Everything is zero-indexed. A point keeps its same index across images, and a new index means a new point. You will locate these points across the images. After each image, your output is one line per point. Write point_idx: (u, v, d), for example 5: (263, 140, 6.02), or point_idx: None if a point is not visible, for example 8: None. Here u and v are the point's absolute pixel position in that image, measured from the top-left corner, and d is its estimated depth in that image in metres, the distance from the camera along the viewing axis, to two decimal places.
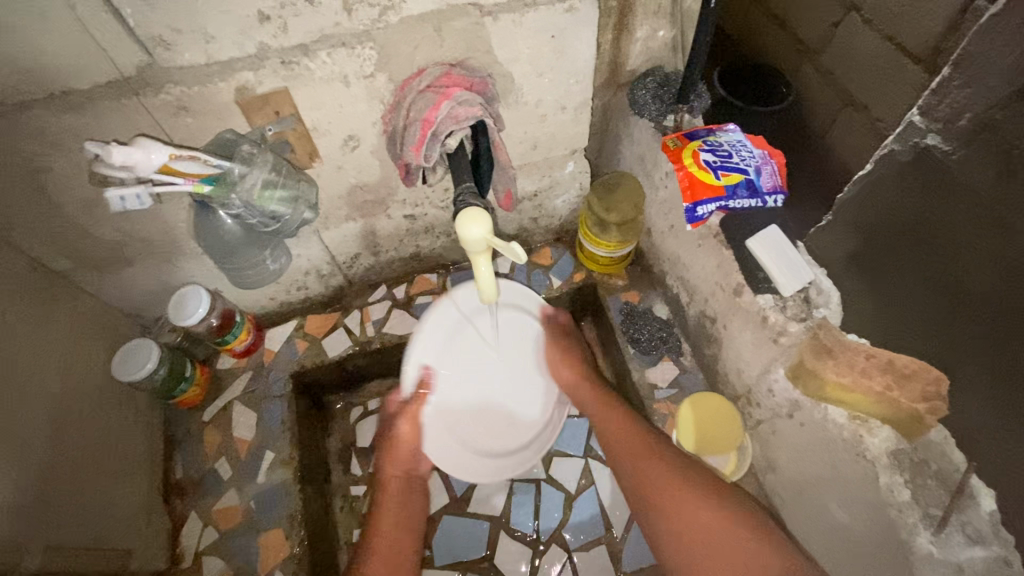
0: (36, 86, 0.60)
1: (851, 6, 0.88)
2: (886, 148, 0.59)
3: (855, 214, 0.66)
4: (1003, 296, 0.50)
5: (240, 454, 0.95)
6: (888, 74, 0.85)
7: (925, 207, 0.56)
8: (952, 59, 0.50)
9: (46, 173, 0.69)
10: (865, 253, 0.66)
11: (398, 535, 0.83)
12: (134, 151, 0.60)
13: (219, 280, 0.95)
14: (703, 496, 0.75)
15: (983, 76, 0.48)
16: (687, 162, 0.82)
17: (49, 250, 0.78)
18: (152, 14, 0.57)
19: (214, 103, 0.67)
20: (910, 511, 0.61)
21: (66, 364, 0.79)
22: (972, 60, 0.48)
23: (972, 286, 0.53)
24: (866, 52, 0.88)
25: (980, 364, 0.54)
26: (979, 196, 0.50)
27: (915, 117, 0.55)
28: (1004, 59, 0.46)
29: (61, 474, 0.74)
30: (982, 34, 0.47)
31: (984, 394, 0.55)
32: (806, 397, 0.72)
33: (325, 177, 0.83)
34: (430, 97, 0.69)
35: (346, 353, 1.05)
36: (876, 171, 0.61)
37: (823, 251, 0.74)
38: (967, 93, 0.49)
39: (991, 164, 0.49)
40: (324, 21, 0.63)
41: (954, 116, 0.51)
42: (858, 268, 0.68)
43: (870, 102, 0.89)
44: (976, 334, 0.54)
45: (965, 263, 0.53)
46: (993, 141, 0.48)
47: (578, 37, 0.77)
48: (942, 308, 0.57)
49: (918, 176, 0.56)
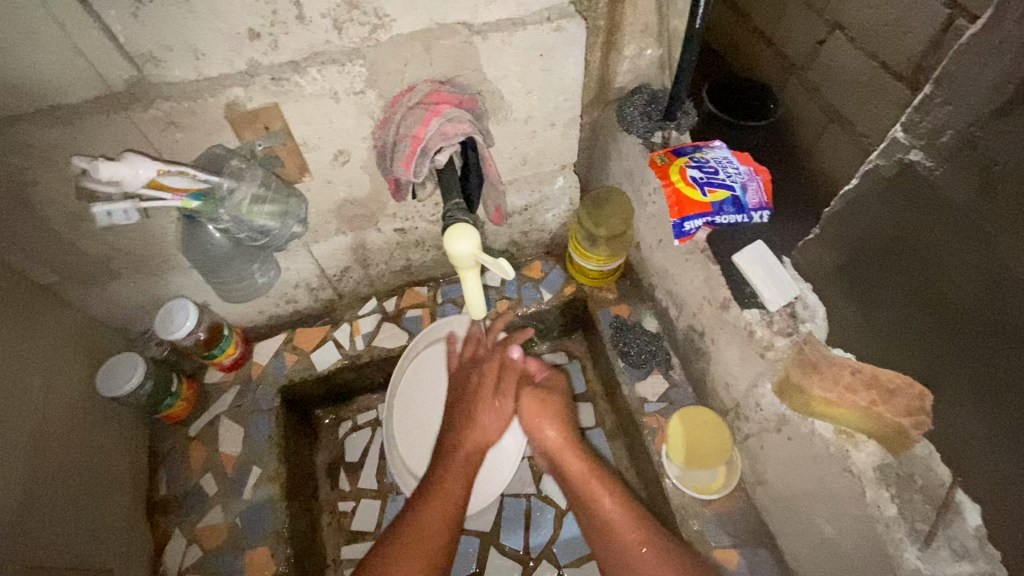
0: (24, 102, 0.60)
1: (835, 26, 0.98)
2: (871, 163, 0.61)
3: (840, 229, 0.67)
4: (986, 309, 0.51)
5: (226, 470, 0.93)
6: (871, 90, 0.96)
7: (909, 223, 0.57)
8: (934, 76, 0.51)
9: (33, 187, 0.68)
10: (849, 267, 0.67)
11: (454, 489, 0.79)
12: (120, 167, 0.59)
13: (207, 294, 0.95)
14: (627, 512, 0.80)
15: (962, 94, 0.49)
16: (675, 178, 0.83)
17: (34, 263, 0.77)
18: (142, 30, 0.58)
19: (203, 119, 0.67)
20: (896, 526, 0.61)
21: (50, 380, 0.78)
22: (951, 79, 0.50)
23: (956, 298, 0.54)
24: (851, 69, 0.98)
25: (961, 376, 0.55)
26: (963, 212, 0.51)
27: (898, 133, 0.57)
28: (981, 80, 0.47)
29: (43, 492, 0.73)
30: (961, 54, 0.49)
31: (965, 408, 0.55)
32: (793, 412, 0.72)
33: (315, 192, 0.83)
34: (420, 113, 0.70)
35: (335, 366, 1.04)
36: (861, 186, 0.63)
37: (809, 265, 0.74)
38: (947, 110, 0.51)
39: (974, 176, 0.49)
40: (314, 38, 0.64)
41: (936, 133, 0.53)
42: (842, 284, 0.69)
43: (854, 118, 1.00)
44: (959, 344, 0.54)
45: (948, 275, 0.54)
46: (973, 158, 0.49)
47: (566, 55, 0.78)
48: (926, 324, 0.58)
49: (901, 191, 0.58)
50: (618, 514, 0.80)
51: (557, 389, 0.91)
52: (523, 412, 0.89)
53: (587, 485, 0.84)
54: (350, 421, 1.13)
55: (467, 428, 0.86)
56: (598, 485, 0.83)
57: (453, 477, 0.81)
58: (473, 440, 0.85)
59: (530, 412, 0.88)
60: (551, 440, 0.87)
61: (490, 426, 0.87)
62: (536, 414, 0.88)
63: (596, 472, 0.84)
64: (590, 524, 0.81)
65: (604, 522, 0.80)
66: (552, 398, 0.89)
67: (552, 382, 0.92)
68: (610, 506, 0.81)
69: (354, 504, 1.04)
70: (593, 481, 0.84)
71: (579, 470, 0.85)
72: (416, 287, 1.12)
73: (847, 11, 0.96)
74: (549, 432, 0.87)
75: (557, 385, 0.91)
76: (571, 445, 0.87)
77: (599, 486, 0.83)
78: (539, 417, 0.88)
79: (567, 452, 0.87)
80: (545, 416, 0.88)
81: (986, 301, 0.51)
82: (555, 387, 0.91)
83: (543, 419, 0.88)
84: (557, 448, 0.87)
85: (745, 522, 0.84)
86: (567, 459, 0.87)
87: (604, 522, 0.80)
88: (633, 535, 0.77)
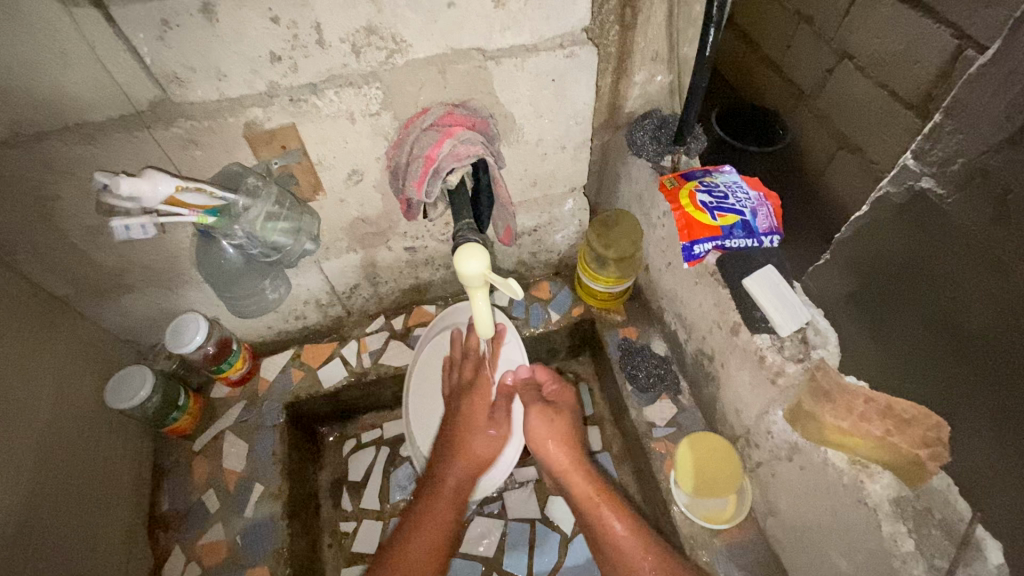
0: (51, 120, 0.62)
1: (844, 55, 1.06)
2: (881, 190, 0.61)
3: (851, 254, 0.67)
4: (1000, 339, 0.50)
5: (229, 487, 0.93)
6: (879, 116, 1.02)
7: (922, 250, 0.57)
8: (945, 105, 0.51)
9: (53, 202, 0.70)
10: (863, 294, 0.66)
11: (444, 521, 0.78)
12: (141, 183, 0.60)
13: (218, 307, 0.96)
14: (639, 539, 0.79)
15: (973, 123, 0.49)
16: (684, 203, 0.83)
17: (51, 275, 0.79)
18: (167, 53, 0.59)
19: (223, 137, 0.69)
20: (914, 563, 0.58)
21: (59, 390, 0.79)
22: (962, 108, 0.50)
23: (971, 328, 0.53)
24: (858, 95, 1.05)
25: (975, 404, 0.54)
26: (976, 239, 0.51)
27: (909, 160, 0.57)
28: (994, 108, 0.47)
29: (45, 504, 0.72)
30: (972, 82, 0.49)
31: (987, 441, 0.53)
32: (806, 440, 0.69)
33: (327, 210, 0.84)
34: (433, 135, 0.71)
35: (341, 383, 1.04)
36: (874, 212, 0.63)
37: (821, 291, 0.73)
38: (959, 138, 0.51)
39: (986, 206, 0.49)
40: (333, 62, 0.66)
41: (948, 160, 0.52)
42: (856, 309, 0.68)
43: (862, 143, 1.06)
44: (973, 372, 0.54)
45: (962, 305, 0.53)
46: (986, 185, 0.49)
47: (578, 80, 0.79)
48: (944, 355, 0.56)
49: (914, 218, 0.57)
50: (630, 543, 0.78)
51: (566, 405, 0.87)
52: (531, 428, 0.84)
53: (595, 510, 0.82)
54: (355, 439, 1.13)
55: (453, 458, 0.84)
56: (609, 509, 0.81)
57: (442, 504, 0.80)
58: (462, 466, 0.83)
59: (536, 430, 0.83)
60: (557, 460, 0.83)
61: (480, 450, 0.85)
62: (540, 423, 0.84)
63: (603, 491, 0.83)
64: (605, 548, 0.80)
65: (614, 545, 0.79)
66: (559, 417, 0.85)
67: (563, 397, 0.88)
68: (620, 531, 0.80)
69: (356, 524, 1.03)
70: (600, 504, 0.82)
71: (585, 490, 0.83)
72: (423, 305, 1.13)
73: (854, 43, 1.04)
74: (554, 450, 0.83)
75: (567, 402, 0.88)
76: (576, 467, 0.84)
77: (608, 509, 0.82)
78: (544, 437, 0.83)
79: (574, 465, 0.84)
80: (553, 436, 0.83)
81: (1004, 333, 0.50)
82: (564, 403, 0.87)
83: (546, 433, 0.83)
84: (564, 469, 0.84)
85: (755, 554, 0.82)
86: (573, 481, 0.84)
87: (616, 548, 0.79)
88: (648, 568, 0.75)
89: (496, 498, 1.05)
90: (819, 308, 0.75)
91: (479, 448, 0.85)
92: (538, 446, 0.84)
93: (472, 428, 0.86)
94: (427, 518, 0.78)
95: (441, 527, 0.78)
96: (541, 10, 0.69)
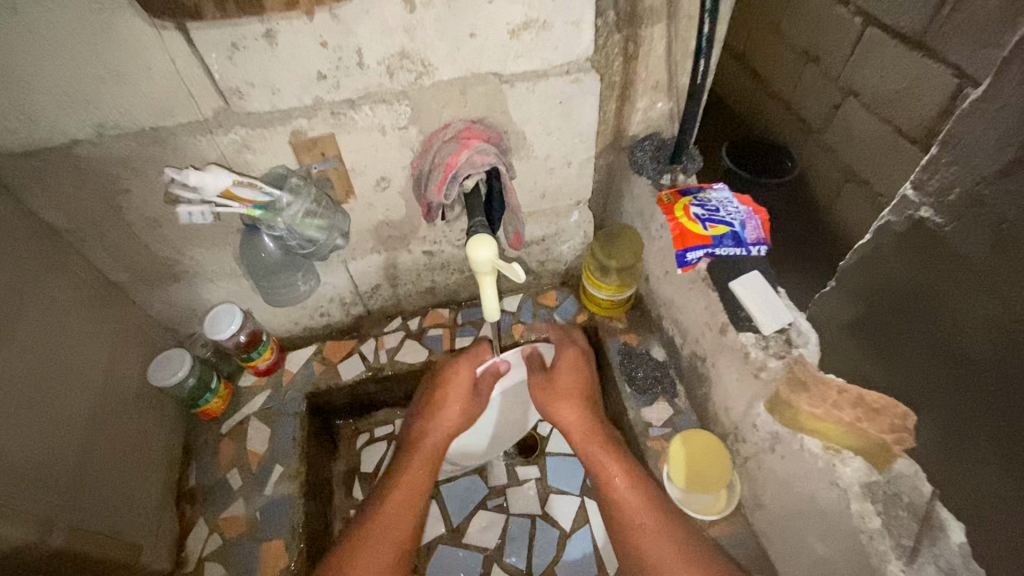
0: (131, 124, 0.73)
1: (853, 95, 1.46)
2: (884, 219, 0.61)
3: (855, 282, 0.66)
4: (1007, 367, 0.50)
5: (252, 466, 1.00)
6: (884, 147, 1.40)
7: (922, 276, 0.57)
8: (941, 137, 0.53)
9: (125, 195, 0.81)
10: (869, 320, 0.65)
11: (419, 479, 0.92)
12: (206, 176, 0.71)
13: (253, 300, 1.05)
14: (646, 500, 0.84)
15: (969, 155, 0.50)
16: (679, 214, 0.91)
17: (112, 263, 0.90)
18: (233, 70, 0.70)
19: (273, 144, 0.80)
20: (881, 539, 0.63)
21: (111, 363, 0.89)
22: (958, 142, 0.51)
23: (973, 355, 0.53)
24: (864, 131, 1.45)
25: (980, 434, 0.54)
26: (975, 266, 0.51)
27: (909, 190, 0.57)
28: (988, 141, 0.48)
29: (94, 462, 0.81)
30: (966, 117, 0.50)
31: (992, 467, 0.53)
32: (784, 428, 0.75)
33: (357, 212, 0.94)
34: (453, 146, 0.82)
35: (358, 377, 1.12)
36: (876, 241, 0.62)
37: (824, 318, 0.74)
38: (954, 170, 0.52)
39: (984, 233, 0.50)
40: (370, 81, 0.76)
41: (944, 190, 0.53)
42: (861, 338, 0.67)
43: (871, 176, 1.47)
44: (982, 405, 0.53)
45: (965, 333, 0.53)
46: (981, 215, 0.50)
47: (583, 103, 0.89)
48: (946, 381, 0.56)
49: (916, 246, 0.57)
50: (642, 504, 0.84)
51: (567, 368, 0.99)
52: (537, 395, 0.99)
53: (603, 469, 0.89)
54: (369, 434, 1.19)
55: (430, 423, 0.98)
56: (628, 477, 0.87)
57: (419, 463, 0.94)
58: (439, 429, 0.97)
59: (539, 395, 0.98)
60: (567, 417, 0.95)
61: (456, 415, 0.98)
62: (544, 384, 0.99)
63: (601, 437, 0.92)
64: (616, 511, 0.85)
65: (617, 506, 0.85)
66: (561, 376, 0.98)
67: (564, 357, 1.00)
68: (632, 499, 0.85)
69: None
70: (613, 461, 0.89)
71: (592, 445, 0.92)
72: (438, 309, 1.21)
73: (860, 82, 1.42)
74: (565, 409, 0.95)
75: (571, 361, 0.99)
76: (585, 425, 0.94)
77: (617, 469, 0.88)
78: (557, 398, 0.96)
79: (579, 417, 0.94)
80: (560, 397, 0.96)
81: (998, 360, 0.51)
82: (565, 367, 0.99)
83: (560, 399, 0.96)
84: (573, 425, 0.94)
85: (744, 546, 0.86)
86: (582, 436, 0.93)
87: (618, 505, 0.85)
88: (656, 527, 0.82)
89: (499, 493, 1.10)
90: (801, 312, 0.80)
91: (454, 415, 0.98)
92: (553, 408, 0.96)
93: (451, 395, 0.99)
94: (407, 476, 0.92)
95: (417, 482, 0.91)
96: (550, 41, 0.79)
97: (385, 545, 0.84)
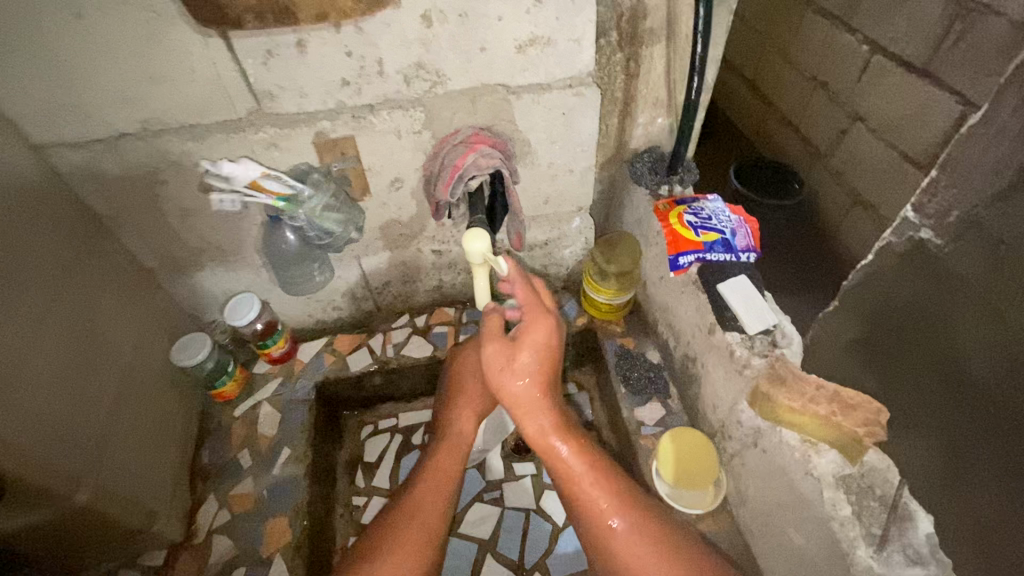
0: (173, 120, 0.81)
1: (858, 120, 1.51)
2: (885, 240, 0.67)
3: (862, 303, 0.73)
4: (998, 379, 0.55)
5: (262, 448, 1.06)
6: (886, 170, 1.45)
7: (925, 296, 0.62)
8: (940, 161, 0.58)
9: (162, 185, 0.88)
10: (875, 340, 0.71)
11: (448, 468, 0.95)
12: (237, 167, 0.81)
13: (270, 291, 1.12)
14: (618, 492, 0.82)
15: (966, 179, 0.55)
16: (672, 220, 0.97)
17: (145, 248, 0.97)
18: (267, 74, 0.78)
19: (299, 144, 0.87)
20: (851, 526, 0.66)
21: (139, 341, 0.96)
22: (954, 166, 0.56)
23: (974, 372, 0.58)
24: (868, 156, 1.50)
25: (975, 442, 0.59)
26: (970, 283, 0.56)
27: (909, 213, 0.63)
28: (981, 165, 0.53)
29: (119, 431, 0.87)
30: (964, 142, 0.55)
31: (991, 481, 0.57)
32: (764, 421, 0.78)
33: (371, 210, 1.01)
34: (461, 150, 0.89)
35: (365, 369, 1.18)
36: (878, 262, 0.68)
37: (828, 337, 0.79)
38: (952, 193, 0.57)
39: (977, 253, 0.55)
40: (388, 88, 0.84)
41: (943, 213, 0.58)
42: (868, 355, 0.73)
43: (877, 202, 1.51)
44: (986, 422, 0.57)
45: (964, 350, 0.58)
46: (980, 235, 0.54)
47: (584, 115, 0.95)
48: (950, 399, 0.61)
49: (914, 266, 0.63)
50: (617, 501, 0.81)
51: (532, 342, 0.84)
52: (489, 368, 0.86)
53: (561, 460, 0.85)
54: (373, 425, 1.24)
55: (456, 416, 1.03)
56: (601, 475, 0.84)
57: (449, 452, 0.98)
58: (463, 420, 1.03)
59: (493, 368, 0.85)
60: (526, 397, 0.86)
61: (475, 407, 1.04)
62: (503, 364, 0.85)
63: (559, 421, 0.86)
64: (581, 502, 0.83)
65: (584, 500, 0.83)
66: (524, 354, 0.84)
67: (531, 334, 0.84)
68: (599, 493, 0.82)
69: (366, 499, 1.12)
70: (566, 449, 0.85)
71: (549, 428, 0.86)
72: (444, 308, 1.27)
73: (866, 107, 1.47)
74: (521, 388, 0.85)
75: (537, 337, 0.84)
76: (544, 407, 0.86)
77: (580, 460, 0.85)
78: (506, 374, 0.85)
79: (537, 402, 0.86)
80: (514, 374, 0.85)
81: (999, 375, 0.55)
82: (529, 342, 0.84)
83: (514, 376, 0.85)
84: (529, 407, 0.86)
85: (729, 542, 0.88)
86: (535, 420, 0.86)
87: (584, 500, 0.83)
88: (629, 525, 0.79)
89: (495, 487, 1.14)
90: (785, 316, 0.86)
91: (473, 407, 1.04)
92: (505, 385, 0.86)
93: (466, 387, 1.05)
94: (434, 466, 0.95)
95: (449, 471, 0.94)
96: (554, 56, 0.86)
97: (424, 528, 0.85)
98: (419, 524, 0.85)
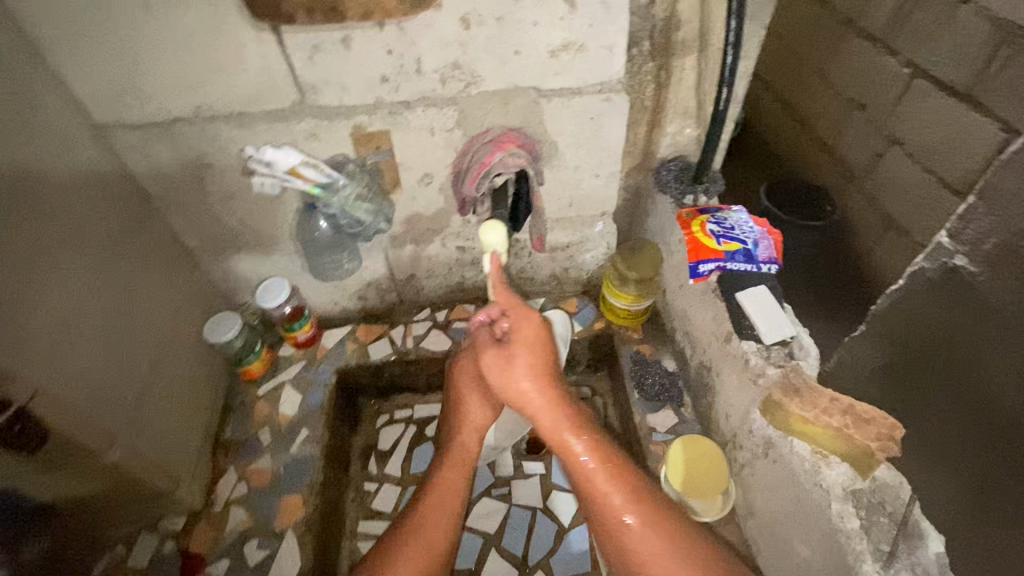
0: (223, 108, 0.87)
1: (896, 142, 1.49)
2: (916, 265, 0.63)
3: (888, 327, 0.69)
4: None
5: (282, 426, 1.10)
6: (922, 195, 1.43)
7: (958, 328, 0.59)
8: (978, 187, 0.53)
9: (208, 168, 0.94)
10: (899, 366, 0.69)
11: (450, 484, 0.92)
12: (279, 153, 0.84)
13: (300, 277, 1.17)
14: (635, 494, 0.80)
15: (1004, 206, 0.51)
16: (694, 228, 0.97)
17: (187, 228, 1.03)
18: (312, 68, 0.83)
19: (337, 136, 0.91)
20: (858, 540, 0.65)
21: (175, 315, 1.01)
22: (991, 192, 0.51)
23: (1008, 409, 0.55)
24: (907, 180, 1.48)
25: (1009, 491, 0.56)
26: (1009, 318, 0.53)
27: (943, 238, 0.59)
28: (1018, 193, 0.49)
29: (152, 398, 0.92)
30: (1006, 166, 0.50)
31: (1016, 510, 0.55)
32: (777, 432, 0.79)
33: (401, 204, 1.05)
34: (489, 148, 0.93)
35: (385, 358, 1.21)
36: (907, 286, 0.64)
37: (853, 359, 0.75)
38: (991, 221, 0.52)
39: (1017, 287, 0.51)
40: (425, 87, 0.88)
41: (979, 239, 0.54)
42: (892, 380, 0.70)
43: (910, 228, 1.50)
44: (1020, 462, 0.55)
45: (996, 382, 0.56)
46: (1018, 266, 0.51)
47: (611, 121, 0.97)
48: (982, 433, 0.59)
49: (951, 295, 0.59)
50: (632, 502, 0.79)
51: (523, 338, 0.91)
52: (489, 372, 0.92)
53: (571, 458, 0.85)
54: (389, 414, 1.26)
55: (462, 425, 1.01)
56: (612, 473, 0.82)
57: (457, 457, 0.97)
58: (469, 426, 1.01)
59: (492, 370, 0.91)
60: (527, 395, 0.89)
61: (478, 411, 1.01)
62: (502, 367, 0.91)
63: (565, 416, 0.87)
64: (597, 507, 0.81)
65: (602, 502, 0.81)
66: (518, 355, 0.90)
67: (521, 334, 0.91)
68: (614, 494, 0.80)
69: (378, 485, 1.15)
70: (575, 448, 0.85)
71: (557, 423, 0.87)
72: (464, 304, 1.29)
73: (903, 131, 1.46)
74: (524, 385, 0.89)
75: (528, 335, 0.91)
76: (547, 404, 0.89)
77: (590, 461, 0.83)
78: (506, 374, 0.90)
79: (540, 399, 0.89)
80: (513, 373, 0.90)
81: None
82: (520, 341, 0.91)
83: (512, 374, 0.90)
84: (532, 405, 0.89)
85: None
86: (540, 414, 0.89)
87: (598, 503, 0.81)
88: (648, 529, 0.76)
89: (504, 483, 1.15)
90: (803, 328, 0.86)
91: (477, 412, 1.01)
92: (507, 383, 0.90)
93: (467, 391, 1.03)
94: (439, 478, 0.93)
95: (454, 484, 0.92)
96: (585, 63, 0.88)
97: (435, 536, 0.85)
98: (429, 531, 0.85)
